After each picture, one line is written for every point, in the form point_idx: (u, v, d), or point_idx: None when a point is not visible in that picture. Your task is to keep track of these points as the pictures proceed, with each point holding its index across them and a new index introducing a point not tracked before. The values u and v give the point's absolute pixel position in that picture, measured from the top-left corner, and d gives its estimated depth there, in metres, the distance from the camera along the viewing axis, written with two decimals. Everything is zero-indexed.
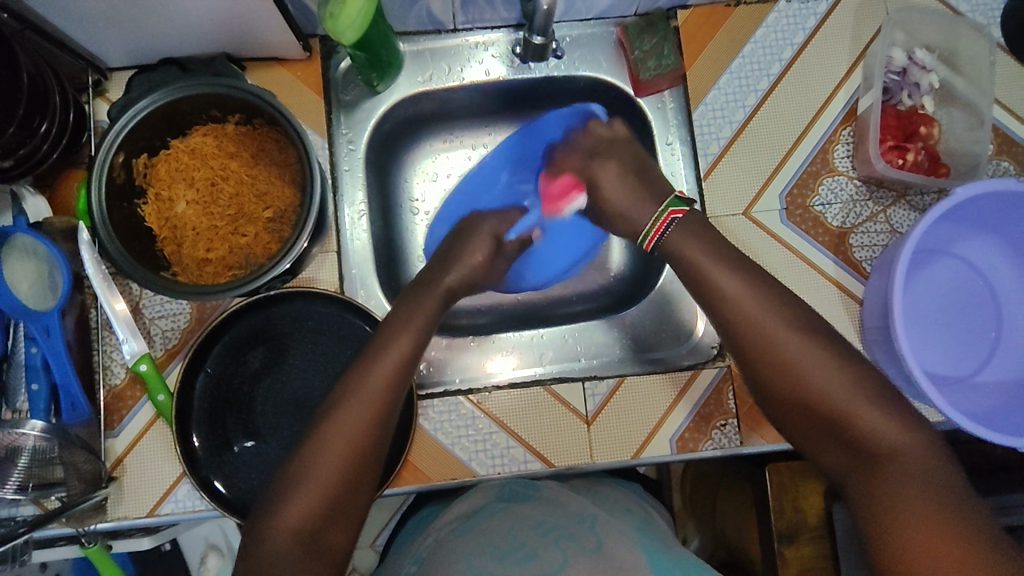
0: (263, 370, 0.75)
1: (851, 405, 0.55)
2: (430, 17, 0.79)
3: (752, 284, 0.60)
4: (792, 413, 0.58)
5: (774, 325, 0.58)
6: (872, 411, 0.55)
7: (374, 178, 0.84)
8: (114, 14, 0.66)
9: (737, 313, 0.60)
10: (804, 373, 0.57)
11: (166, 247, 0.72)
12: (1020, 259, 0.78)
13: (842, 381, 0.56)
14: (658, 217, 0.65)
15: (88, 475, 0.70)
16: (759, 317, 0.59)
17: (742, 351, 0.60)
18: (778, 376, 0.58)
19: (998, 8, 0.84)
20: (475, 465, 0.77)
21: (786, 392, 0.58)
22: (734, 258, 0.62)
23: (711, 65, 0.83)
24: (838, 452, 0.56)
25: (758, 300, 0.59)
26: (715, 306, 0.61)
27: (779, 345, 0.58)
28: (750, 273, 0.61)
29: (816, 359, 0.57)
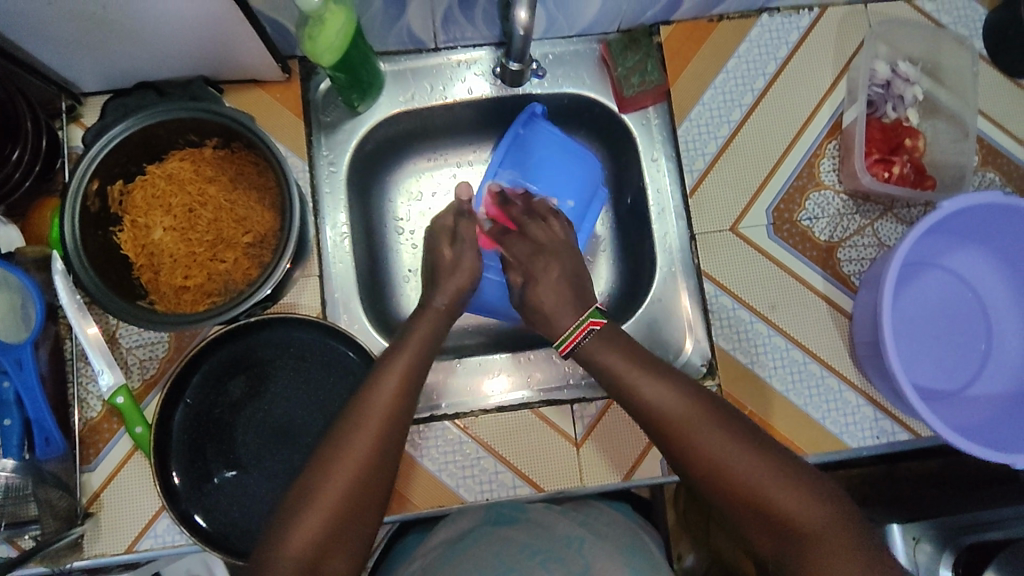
0: (245, 398, 0.73)
1: (770, 492, 0.56)
2: (411, 36, 0.78)
3: (671, 384, 0.62)
4: (721, 501, 0.58)
5: (697, 420, 0.59)
6: (793, 496, 0.55)
7: (356, 199, 0.83)
8: (88, 38, 0.64)
9: (655, 412, 0.61)
10: (721, 461, 0.57)
11: (142, 275, 0.70)
12: (1008, 271, 0.78)
13: (758, 468, 0.56)
14: (577, 326, 0.68)
15: (64, 512, 0.68)
16: (673, 413, 0.60)
17: (668, 451, 0.60)
18: (698, 467, 0.58)
19: (979, 19, 0.84)
20: (463, 491, 0.76)
21: (709, 481, 0.58)
22: (656, 366, 0.64)
23: (695, 80, 0.82)
24: (772, 541, 0.56)
25: (672, 398, 0.61)
26: (636, 403, 0.62)
27: (701, 435, 0.58)
28: (670, 374, 0.63)
29: (732, 447, 0.58)
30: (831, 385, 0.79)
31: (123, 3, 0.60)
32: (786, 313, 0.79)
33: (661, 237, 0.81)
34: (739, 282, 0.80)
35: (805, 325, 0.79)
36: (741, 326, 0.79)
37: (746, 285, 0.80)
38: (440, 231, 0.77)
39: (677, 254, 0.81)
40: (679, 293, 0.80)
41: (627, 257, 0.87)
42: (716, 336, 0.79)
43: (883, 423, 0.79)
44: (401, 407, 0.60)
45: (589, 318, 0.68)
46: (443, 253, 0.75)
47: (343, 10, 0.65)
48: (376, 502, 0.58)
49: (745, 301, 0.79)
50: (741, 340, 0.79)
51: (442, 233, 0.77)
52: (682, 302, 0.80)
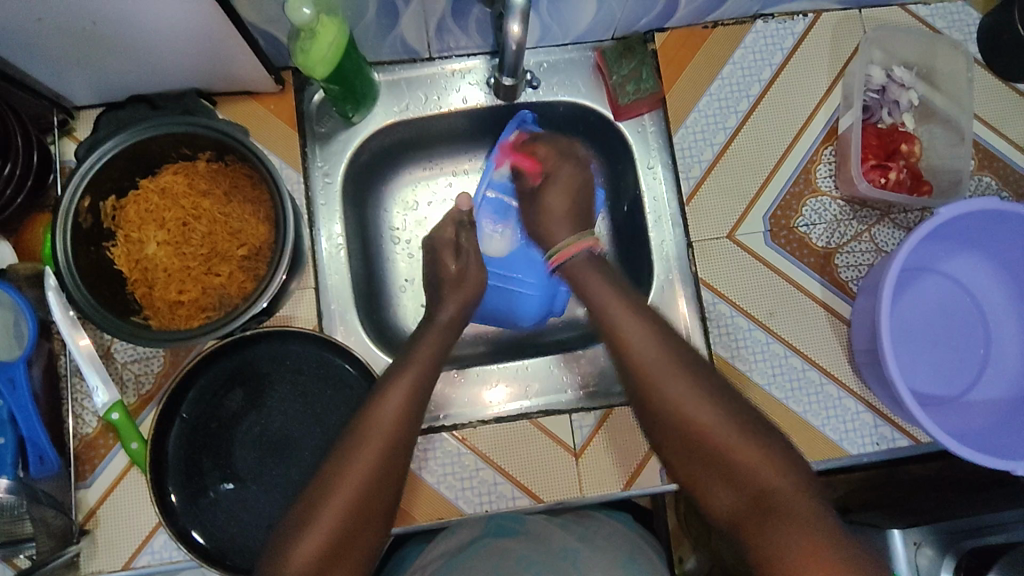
0: (241, 412, 0.73)
1: (732, 442, 0.56)
2: (405, 47, 0.78)
3: (652, 328, 0.63)
4: (680, 449, 0.58)
5: (670, 367, 0.60)
6: (753, 448, 0.56)
7: (351, 210, 0.83)
8: (79, 52, 0.64)
9: (633, 352, 0.62)
10: (686, 407, 0.58)
11: (136, 290, 0.70)
12: (1006, 276, 0.78)
13: (721, 417, 0.57)
14: (579, 239, 0.74)
15: (59, 530, 0.67)
16: (651, 355, 0.61)
17: (636, 396, 0.61)
18: (663, 409, 0.59)
19: (974, 23, 0.84)
20: (462, 503, 0.75)
21: (672, 426, 0.59)
22: (642, 308, 0.66)
23: (690, 87, 0.82)
24: (724, 493, 0.56)
25: (650, 342, 0.62)
26: (615, 345, 0.64)
27: (671, 381, 0.59)
28: (655, 322, 0.64)
29: (698, 395, 0.59)
30: (830, 392, 0.78)
31: (115, 18, 0.59)
32: (785, 320, 0.79)
33: (658, 245, 0.81)
34: (737, 289, 0.80)
35: (804, 331, 0.79)
36: (739, 333, 0.79)
37: (744, 293, 0.79)
38: (442, 243, 0.78)
39: (674, 260, 0.81)
40: (677, 301, 0.80)
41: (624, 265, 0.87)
42: (715, 343, 0.78)
43: (883, 429, 0.78)
44: (401, 421, 0.60)
45: (590, 237, 0.74)
46: (448, 266, 0.76)
47: (334, 22, 0.65)
48: (379, 518, 0.57)
49: (743, 309, 0.79)
50: (739, 348, 0.78)
51: (438, 244, 0.77)
52: (680, 310, 0.80)
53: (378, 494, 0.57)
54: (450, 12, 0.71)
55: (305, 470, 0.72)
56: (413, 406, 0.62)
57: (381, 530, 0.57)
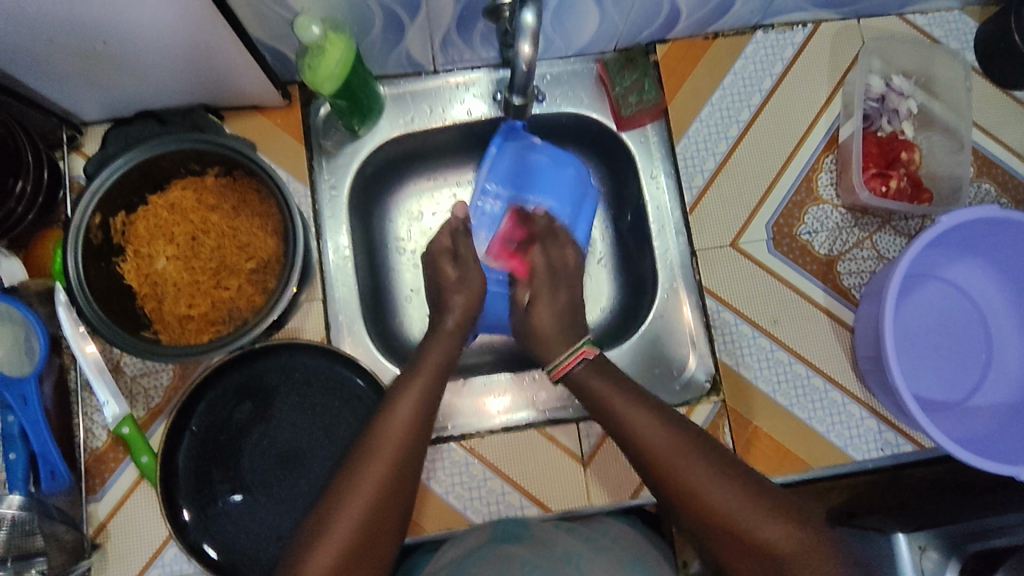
0: (250, 424, 0.73)
1: (757, 525, 0.55)
2: (410, 60, 0.78)
3: (653, 414, 0.62)
4: (704, 533, 0.57)
5: (681, 455, 0.59)
6: (780, 528, 0.55)
7: (357, 221, 0.83)
8: (89, 71, 0.65)
9: (642, 441, 0.61)
10: (705, 493, 0.57)
11: (146, 305, 0.70)
12: (1006, 282, 0.78)
13: (742, 498, 0.56)
14: (573, 352, 0.70)
15: (71, 544, 0.68)
16: (660, 442, 0.60)
17: (653, 483, 0.60)
18: (679, 494, 0.58)
19: (971, 32, 0.85)
20: (470, 512, 0.76)
21: (692, 512, 0.57)
22: (644, 395, 0.65)
23: (691, 98, 0.83)
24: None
25: (656, 429, 0.61)
26: (624, 433, 0.63)
27: (682, 467, 0.58)
28: (658, 408, 0.63)
29: (716, 480, 0.57)
30: (835, 398, 0.79)
31: (126, 37, 0.60)
32: (788, 327, 0.80)
33: (662, 253, 0.82)
34: (740, 296, 0.80)
35: (807, 338, 0.80)
36: (744, 340, 0.79)
37: (748, 300, 0.80)
38: (440, 251, 0.78)
39: (678, 268, 0.81)
40: (682, 309, 0.81)
41: (628, 273, 0.87)
42: (720, 351, 0.79)
43: (887, 434, 0.79)
44: (412, 432, 0.60)
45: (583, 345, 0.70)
46: (446, 274, 0.76)
47: (342, 39, 0.66)
48: (392, 529, 0.57)
49: (747, 316, 0.80)
50: (744, 355, 0.79)
51: (444, 256, 0.78)
52: (686, 317, 0.81)
53: (390, 502, 0.57)
54: (455, 27, 0.72)
55: (314, 481, 0.73)
56: (423, 416, 0.62)
57: (394, 540, 0.58)
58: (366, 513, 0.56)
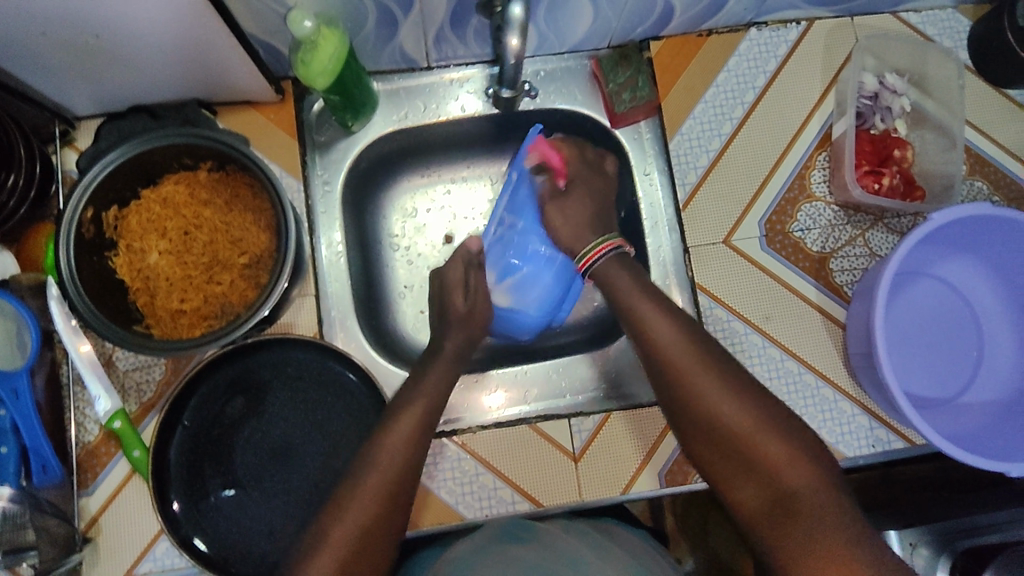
0: (242, 420, 0.73)
1: (761, 441, 0.56)
2: (404, 56, 0.78)
3: (680, 327, 0.64)
4: (705, 444, 0.59)
5: (696, 364, 0.60)
6: (781, 448, 0.56)
7: (351, 217, 0.83)
8: (81, 65, 0.65)
9: (663, 349, 0.62)
10: (715, 405, 0.58)
11: (138, 299, 0.71)
12: (999, 280, 0.79)
13: (752, 414, 0.58)
14: (601, 242, 0.73)
15: (62, 537, 0.68)
16: (680, 352, 0.62)
17: (664, 390, 0.62)
18: (688, 403, 0.60)
19: (964, 31, 0.85)
20: (462, 508, 0.76)
21: (698, 422, 0.59)
22: (676, 311, 0.66)
23: (684, 95, 0.83)
24: (746, 487, 0.57)
25: (679, 339, 0.63)
26: (645, 342, 0.64)
27: (694, 377, 0.60)
28: (687, 323, 0.64)
29: (730, 393, 0.59)
30: (826, 395, 0.79)
31: (118, 32, 0.60)
32: (780, 324, 0.80)
33: (655, 250, 0.82)
34: (733, 293, 0.80)
35: (799, 335, 0.80)
36: (736, 337, 0.80)
37: (740, 298, 0.80)
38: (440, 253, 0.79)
39: (671, 265, 0.81)
40: (675, 306, 0.81)
41: None
42: None
43: (878, 431, 0.79)
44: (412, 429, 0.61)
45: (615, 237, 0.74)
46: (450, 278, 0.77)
47: (335, 34, 0.66)
48: (394, 525, 0.58)
49: (739, 313, 0.80)
50: (736, 352, 0.79)
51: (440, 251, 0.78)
52: None
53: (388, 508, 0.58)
54: (448, 23, 0.72)
55: (307, 476, 0.73)
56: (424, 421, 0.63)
57: (395, 539, 0.58)
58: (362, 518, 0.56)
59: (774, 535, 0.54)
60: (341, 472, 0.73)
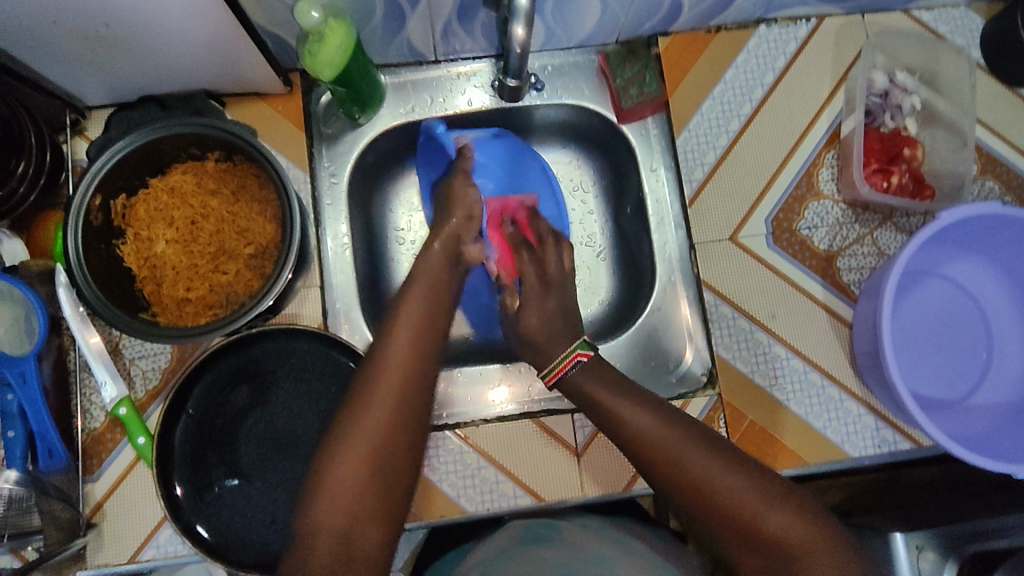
0: (247, 409, 0.74)
1: (760, 512, 0.54)
2: (411, 49, 0.79)
3: (646, 409, 0.62)
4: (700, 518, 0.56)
5: (681, 447, 0.58)
6: (785, 518, 0.53)
7: (357, 210, 0.83)
8: (92, 53, 0.65)
9: (637, 433, 0.61)
10: (710, 482, 0.56)
11: (145, 287, 0.71)
12: (1009, 280, 0.78)
13: (741, 483, 0.55)
14: (565, 356, 0.70)
15: (67, 522, 0.68)
16: (652, 434, 0.60)
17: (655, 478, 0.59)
18: (674, 479, 0.57)
19: (977, 29, 0.84)
20: (464, 501, 0.76)
21: (694, 501, 0.56)
22: (636, 393, 0.65)
23: (692, 90, 0.83)
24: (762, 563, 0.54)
25: (649, 422, 0.61)
26: (617, 429, 0.62)
27: (683, 458, 0.57)
28: (664, 411, 0.62)
29: (716, 465, 0.57)
30: (832, 394, 0.79)
31: (129, 21, 0.61)
32: (786, 322, 0.79)
33: (661, 246, 0.82)
34: (738, 290, 0.80)
35: (805, 333, 0.79)
36: (741, 335, 0.79)
37: (746, 296, 0.80)
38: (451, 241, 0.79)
39: (677, 261, 0.81)
40: (679, 302, 0.81)
41: (626, 266, 0.87)
42: (717, 345, 0.79)
43: (884, 432, 0.78)
44: None
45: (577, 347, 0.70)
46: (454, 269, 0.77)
47: (342, 25, 0.66)
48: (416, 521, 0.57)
49: (745, 311, 0.80)
50: (740, 350, 0.79)
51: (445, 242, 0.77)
52: (683, 310, 0.81)
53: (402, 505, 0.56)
54: (456, 16, 0.72)
55: (309, 466, 0.73)
56: (425, 378, 0.57)
57: None
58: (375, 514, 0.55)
59: None
60: None
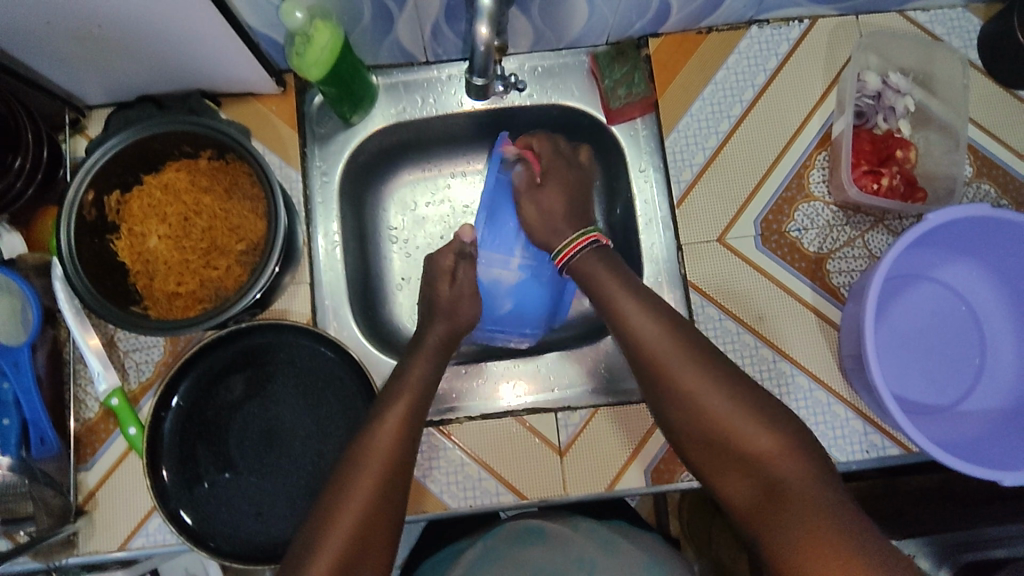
0: (238, 403, 0.75)
1: (744, 430, 0.58)
2: (402, 50, 0.80)
3: (659, 319, 0.64)
4: (695, 437, 0.60)
5: (683, 358, 0.61)
6: (770, 439, 0.57)
7: (349, 209, 0.85)
8: (86, 55, 0.67)
9: (646, 344, 0.62)
10: (703, 397, 0.59)
11: (137, 281, 0.73)
12: (1003, 284, 0.77)
13: (737, 404, 0.59)
14: (581, 237, 0.72)
15: (58, 509, 0.70)
16: (662, 347, 0.62)
17: (649, 382, 0.62)
18: (678, 396, 0.60)
19: (973, 30, 0.83)
20: (447, 497, 0.77)
21: (684, 411, 0.60)
22: (652, 300, 0.66)
23: (682, 91, 0.83)
24: (739, 479, 0.58)
25: (660, 334, 0.62)
26: (625, 336, 0.64)
27: (684, 371, 0.60)
28: (665, 313, 0.65)
29: (715, 384, 0.60)
30: (819, 397, 0.78)
31: (120, 22, 0.62)
32: (774, 324, 0.79)
33: (648, 248, 0.81)
34: (725, 291, 0.80)
35: (793, 335, 0.79)
36: (728, 336, 0.79)
37: (733, 298, 0.80)
38: (440, 271, 0.76)
39: (664, 264, 0.81)
40: None
41: None
42: None
43: (872, 437, 0.78)
44: None
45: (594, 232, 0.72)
46: (441, 294, 0.75)
47: (328, 26, 0.68)
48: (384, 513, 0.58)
49: (731, 312, 0.79)
50: (727, 350, 0.78)
51: (441, 271, 0.76)
52: None
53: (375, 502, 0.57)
54: (443, 17, 0.73)
55: (297, 460, 0.75)
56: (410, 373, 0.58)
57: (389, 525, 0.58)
58: (359, 510, 0.57)
59: (765, 527, 0.54)
60: (330, 457, 0.74)
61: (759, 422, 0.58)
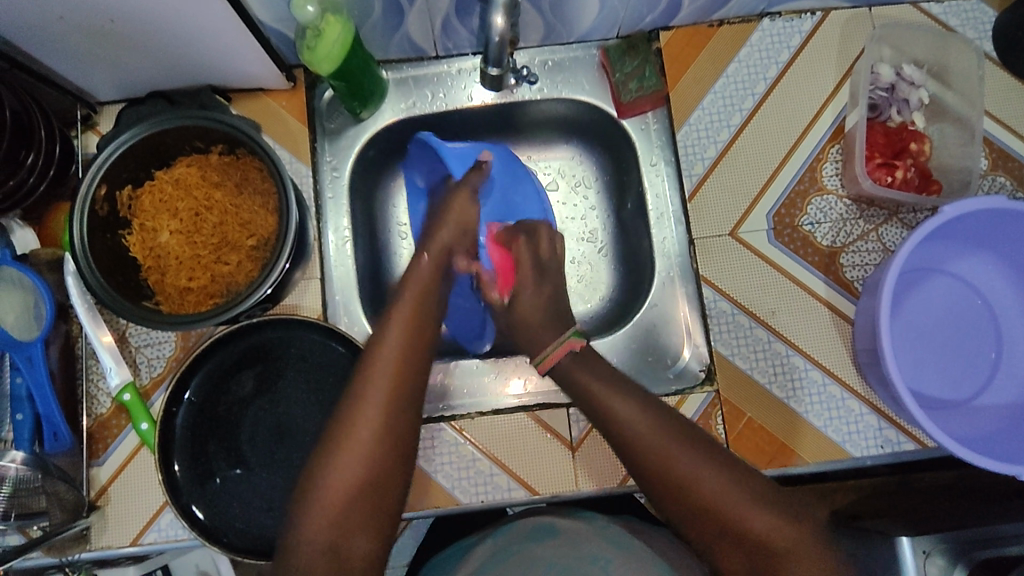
0: (250, 397, 0.75)
1: (743, 513, 0.55)
2: (412, 45, 0.80)
3: (638, 405, 0.61)
4: (693, 524, 0.56)
5: (670, 442, 0.58)
6: (767, 518, 0.54)
7: (359, 205, 0.85)
8: (98, 49, 0.67)
9: (636, 433, 0.59)
10: (696, 483, 0.56)
11: (149, 276, 0.73)
12: (1019, 277, 0.76)
13: (731, 487, 0.56)
14: (560, 343, 0.68)
15: (71, 504, 0.71)
16: (650, 437, 0.59)
17: (637, 470, 0.59)
18: (668, 486, 0.57)
19: (988, 21, 0.82)
20: (458, 493, 0.76)
21: (676, 498, 0.57)
22: (627, 385, 0.64)
23: (694, 85, 0.82)
24: (741, 561, 0.55)
25: (641, 421, 0.60)
26: (611, 427, 0.61)
27: (672, 454, 0.57)
28: (640, 396, 0.63)
29: (707, 467, 0.57)
30: (833, 392, 0.77)
31: (134, 16, 0.62)
32: (787, 319, 0.78)
33: (659, 242, 0.81)
34: (737, 285, 0.79)
35: (806, 330, 0.78)
36: (740, 331, 0.78)
37: (745, 292, 0.79)
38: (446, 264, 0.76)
39: (676, 258, 0.81)
40: (677, 300, 0.80)
41: (627, 261, 0.87)
42: (716, 341, 0.78)
43: (887, 432, 0.77)
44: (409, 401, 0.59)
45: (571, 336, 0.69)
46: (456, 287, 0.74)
47: (339, 20, 0.67)
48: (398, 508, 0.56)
49: (744, 307, 0.79)
50: (739, 344, 0.78)
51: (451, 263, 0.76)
52: (681, 308, 0.80)
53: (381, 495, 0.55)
54: (454, 11, 0.73)
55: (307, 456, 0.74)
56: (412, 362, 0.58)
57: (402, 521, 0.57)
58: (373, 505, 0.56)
59: None
60: None
61: (756, 502, 0.55)
